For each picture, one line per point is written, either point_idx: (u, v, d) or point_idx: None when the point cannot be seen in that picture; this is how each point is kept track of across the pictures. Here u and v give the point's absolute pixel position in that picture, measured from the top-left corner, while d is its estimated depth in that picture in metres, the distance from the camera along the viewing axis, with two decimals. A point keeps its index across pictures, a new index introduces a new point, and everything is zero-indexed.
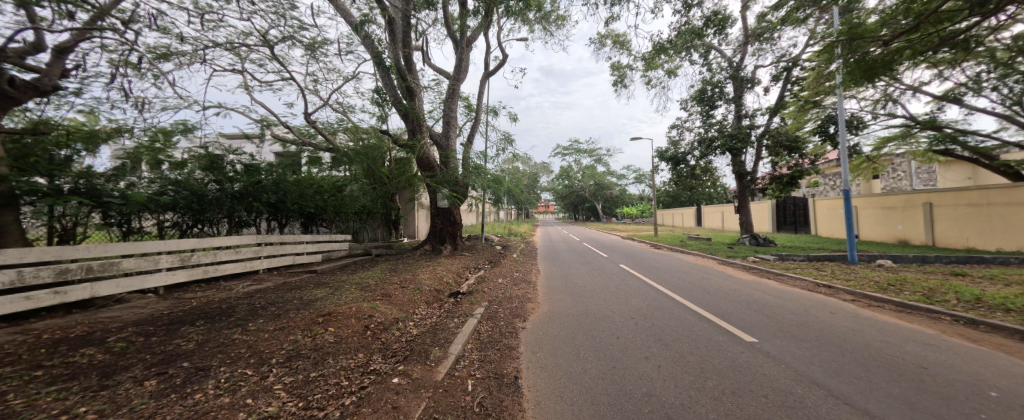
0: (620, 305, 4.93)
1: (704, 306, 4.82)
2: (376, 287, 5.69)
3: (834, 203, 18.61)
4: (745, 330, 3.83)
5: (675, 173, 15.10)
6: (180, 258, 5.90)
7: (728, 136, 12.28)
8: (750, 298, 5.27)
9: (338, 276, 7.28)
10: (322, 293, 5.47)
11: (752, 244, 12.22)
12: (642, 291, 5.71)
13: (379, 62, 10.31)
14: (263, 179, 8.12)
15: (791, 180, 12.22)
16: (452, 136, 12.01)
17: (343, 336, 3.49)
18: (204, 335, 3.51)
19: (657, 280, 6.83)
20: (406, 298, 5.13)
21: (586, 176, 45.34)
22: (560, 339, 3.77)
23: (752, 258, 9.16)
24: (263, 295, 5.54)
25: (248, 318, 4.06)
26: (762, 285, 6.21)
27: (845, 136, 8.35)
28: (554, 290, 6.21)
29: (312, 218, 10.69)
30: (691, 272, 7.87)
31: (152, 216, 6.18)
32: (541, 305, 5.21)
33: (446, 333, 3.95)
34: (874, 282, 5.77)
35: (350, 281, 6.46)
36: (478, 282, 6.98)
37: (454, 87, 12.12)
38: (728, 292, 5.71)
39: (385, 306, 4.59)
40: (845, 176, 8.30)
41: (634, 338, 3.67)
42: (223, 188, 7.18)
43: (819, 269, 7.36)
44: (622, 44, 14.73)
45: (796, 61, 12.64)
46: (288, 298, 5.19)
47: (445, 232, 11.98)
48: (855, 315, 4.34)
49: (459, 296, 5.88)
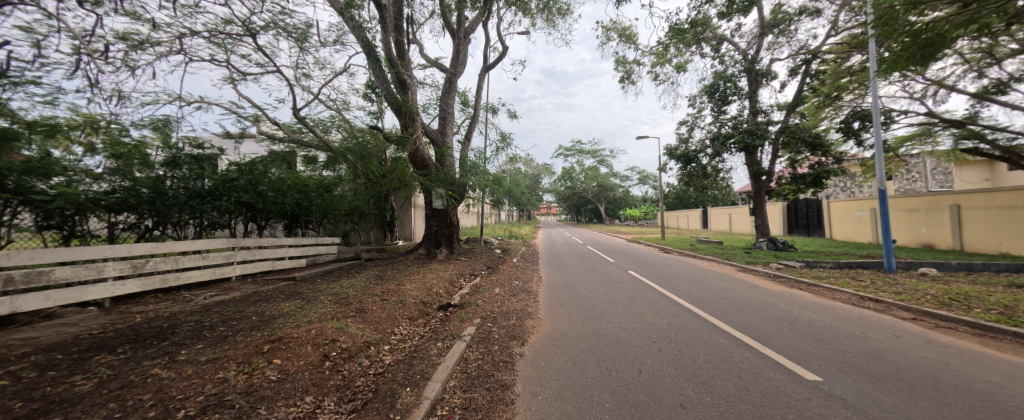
0: (637, 325, 4.16)
1: (738, 326, 4.04)
2: (353, 300, 4.93)
3: (850, 205, 17.66)
4: (800, 362, 3.04)
5: (686, 172, 14.21)
6: (133, 265, 5.19)
7: (744, 132, 11.47)
8: (790, 315, 4.47)
9: (317, 284, 6.54)
10: (289, 307, 4.72)
11: (770, 248, 11.42)
12: (660, 305, 4.96)
13: (369, 53, 9.61)
14: (237, 176, 7.43)
15: (814, 179, 11.36)
16: (449, 133, 11.31)
17: (291, 371, 2.73)
18: (114, 370, 2.76)
19: (673, 291, 6.07)
20: (384, 315, 4.36)
21: (589, 177, 44.36)
22: (567, 373, 3.00)
23: (776, 264, 8.36)
24: (222, 308, 4.81)
25: (186, 344, 3.33)
26: (798, 298, 5.41)
27: (880, 131, 7.52)
28: (558, 302, 5.45)
29: (296, 221, 9.90)
30: (711, 281, 7.06)
31: (102, 216, 5.50)
32: (543, 322, 4.46)
33: (424, 363, 3.16)
34: (932, 296, 4.95)
35: (327, 292, 5.70)
36: (473, 293, 6.19)
37: (450, 81, 11.38)
38: (762, 307, 4.90)
39: (358, 326, 3.86)
40: (880, 174, 7.46)
41: (661, 375, 2.90)
42: (188, 186, 6.49)
43: (856, 278, 6.54)
44: (629, 37, 14.00)
45: (816, 53, 11.86)
46: (246, 314, 4.44)
47: (441, 235, 11.22)
48: (930, 342, 3.53)
49: (449, 311, 5.13)
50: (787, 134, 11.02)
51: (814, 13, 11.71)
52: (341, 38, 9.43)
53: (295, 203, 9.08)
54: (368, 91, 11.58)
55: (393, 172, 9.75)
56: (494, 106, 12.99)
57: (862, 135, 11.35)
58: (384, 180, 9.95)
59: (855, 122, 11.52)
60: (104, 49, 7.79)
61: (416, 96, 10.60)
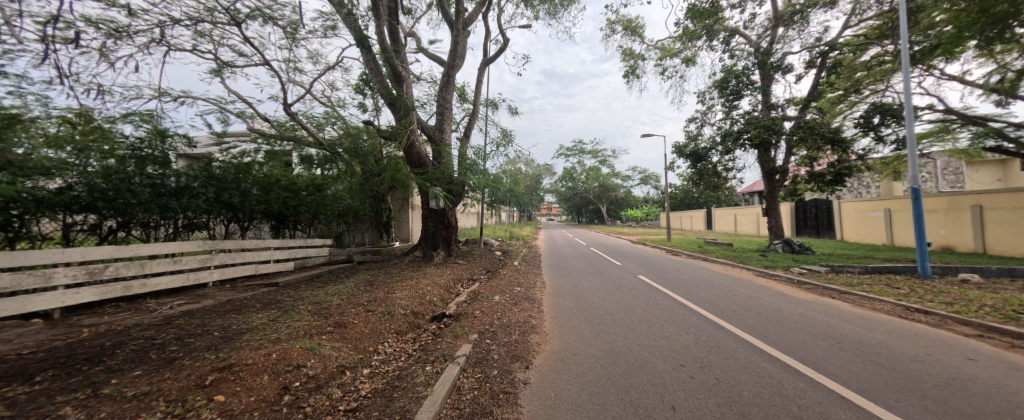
0: (660, 343, 3.58)
1: (777, 346, 3.47)
2: (334, 311, 4.36)
3: (862, 206, 17.05)
4: (874, 398, 2.46)
5: (696, 170, 13.58)
6: (89, 271, 4.62)
7: (760, 127, 10.80)
8: (835, 331, 3.88)
9: (299, 291, 5.97)
10: (260, 320, 4.14)
11: (786, 251, 10.82)
12: (682, 318, 4.38)
13: (361, 43, 9.09)
14: (214, 173, 6.91)
15: (835, 177, 10.80)
16: (447, 129, 10.75)
17: (232, 413, 2.11)
18: (12, 410, 2.17)
19: (692, 299, 5.49)
20: (367, 330, 3.78)
21: (591, 177, 43.72)
22: (584, 410, 2.41)
23: (797, 269, 7.76)
24: (185, 320, 4.24)
25: (122, 369, 2.76)
26: (834, 309, 4.82)
27: (912, 123, 6.93)
28: (564, 313, 4.88)
29: (283, 221, 9.30)
30: (731, 287, 6.47)
31: (55, 216, 4.92)
32: (550, 337, 3.89)
33: (406, 397, 2.55)
34: (991, 308, 4.36)
35: (308, 301, 5.13)
36: (471, 301, 5.59)
37: (447, 75, 10.83)
38: (798, 321, 4.32)
39: (333, 345, 3.28)
40: (913, 172, 6.90)
41: (704, 413, 2.31)
42: (159, 182, 5.93)
43: (892, 285, 5.94)
44: (636, 30, 13.44)
45: (834, 45, 11.26)
46: (209, 328, 3.86)
47: (438, 236, 10.64)
48: (1016, 367, 2.93)
49: (443, 323, 4.57)
50: (804, 130, 10.40)
51: (831, 4, 11.15)
52: (332, 26, 8.95)
53: (280, 202, 8.51)
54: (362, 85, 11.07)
55: (387, 170, 9.20)
56: (494, 102, 12.41)
57: (882, 130, 10.77)
58: (377, 178, 9.41)
59: (875, 117, 10.90)
60: (72, 37, 7.21)
61: (412, 90, 10.06)
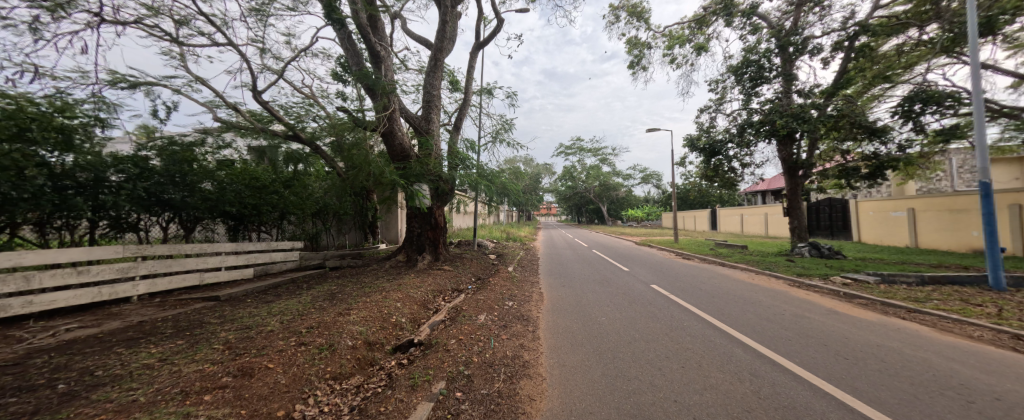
0: (710, 405, 2.42)
1: (893, 412, 2.28)
2: (254, 345, 3.19)
3: (883, 205, 15.94)
4: None
5: (709, 166, 12.43)
6: None
7: (787, 115, 9.57)
8: (951, 380, 2.73)
9: (238, 309, 4.81)
10: (146, 360, 2.96)
11: (814, 255, 9.68)
12: (728, 355, 3.22)
13: (334, 19, 7.97)
14: (143, 162, 5.77)
15: (875, 171, 9.77)
16: (435, 119, 9.62)
17: None
18: None
19: (726, 320, 4.37)
20: (284, 380, 2.62)
21: (591, 176, 42.44)
22: None
23: (839, 278, 6.62)
24: (46, 358, 3.08)
25: None
26: (917, 337, 3.70)
27: (981, 107, 5.81)
28: (567, 343, 3.73)
29: (243, 221, 8.20)
30: (768, 302, 5.30)
31: None
32: (547, 388, 2.74)
33: None
34: None
35: (235, 326, 3.96)
36: (448, 323, 4.45)
37: (435, 59, 9.65)
38: (888, 359, 3.16)
39: (213, 414, 2.09)
40: (983, 163, 5.77)
41: None
42: (61, 173, 4.78)
43: (970, 302, 4.82)
44: (641, 14, 12.32)
45: (865, 26, 10.11)
46: (53, 378, 2.65)
47: (424, 239, 9.49)
48: None
49: (404, 360, 3.44)
50: (836, 119, 9.24)
51: None
52: None
53: (235, 198, 7.36)
54: (338, 69, 9.95)
55: (364, 164, 8.08)
56: (488, 90, 11.26)
57: (922, 119, 9.66)
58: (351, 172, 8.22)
59: (915, 105, 9.74)
60: None
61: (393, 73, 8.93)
